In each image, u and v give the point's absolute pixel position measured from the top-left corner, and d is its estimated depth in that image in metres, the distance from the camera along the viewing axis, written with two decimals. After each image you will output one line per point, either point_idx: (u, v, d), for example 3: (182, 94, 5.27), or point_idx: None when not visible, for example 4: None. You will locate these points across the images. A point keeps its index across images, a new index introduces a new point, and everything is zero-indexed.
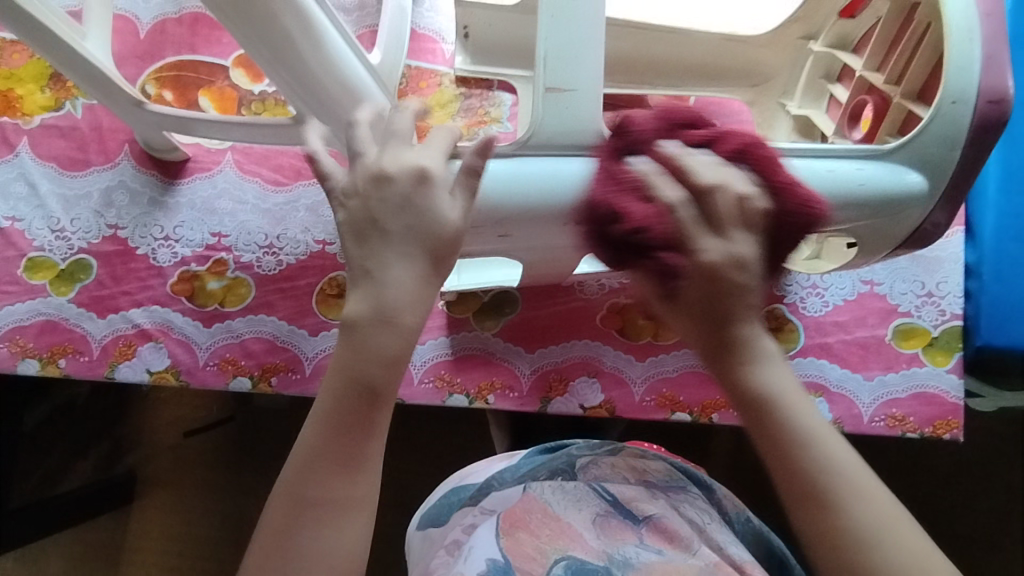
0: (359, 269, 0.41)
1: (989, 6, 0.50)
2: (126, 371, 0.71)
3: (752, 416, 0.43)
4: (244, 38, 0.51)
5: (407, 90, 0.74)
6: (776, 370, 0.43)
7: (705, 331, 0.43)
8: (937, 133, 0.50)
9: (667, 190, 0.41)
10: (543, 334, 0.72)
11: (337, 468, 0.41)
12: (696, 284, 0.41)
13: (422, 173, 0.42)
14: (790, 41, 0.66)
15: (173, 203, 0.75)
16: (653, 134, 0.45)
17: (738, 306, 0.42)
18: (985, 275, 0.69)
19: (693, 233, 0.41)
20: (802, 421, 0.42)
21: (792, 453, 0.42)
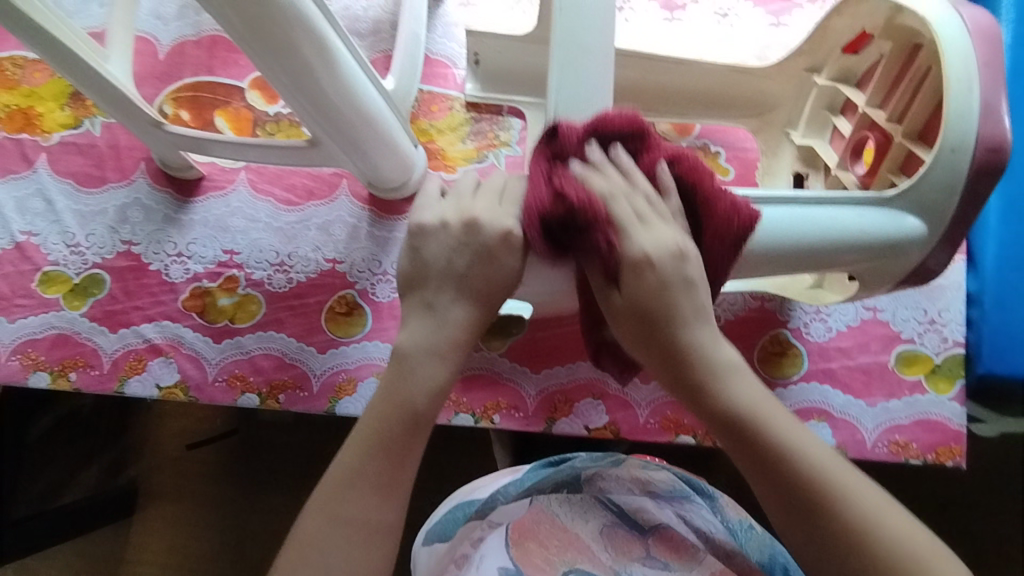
0: (421, 301, 0.47)
1: (988, 56, 0.50)
2: (136, 385, 0.72)
3: (729, 433, 0.44)
4: (264, 66, 0.52)
5: (419, 114, 0.76)
6: (742, 381, 0.45)
7: (663, 350, 0.45)
8: (936, 180, 0.50)
9: (597, 186, 0.44)
10: (549, 356, 0.73)
11: (372, 488, 0.44)
12: (635, 278, 0.44)
13: (503, 235, 0.45)
14: (794, 73, 0.67)
15: (187, 221, 0.76)
16: (581, 141, 0.46)
17: (683, 303, 0.44)
18: (986, 303, 0.69)
19: (621, 223, 0.44)
20: (779, 430, 0.43)
21: (772, 462, 0.43)
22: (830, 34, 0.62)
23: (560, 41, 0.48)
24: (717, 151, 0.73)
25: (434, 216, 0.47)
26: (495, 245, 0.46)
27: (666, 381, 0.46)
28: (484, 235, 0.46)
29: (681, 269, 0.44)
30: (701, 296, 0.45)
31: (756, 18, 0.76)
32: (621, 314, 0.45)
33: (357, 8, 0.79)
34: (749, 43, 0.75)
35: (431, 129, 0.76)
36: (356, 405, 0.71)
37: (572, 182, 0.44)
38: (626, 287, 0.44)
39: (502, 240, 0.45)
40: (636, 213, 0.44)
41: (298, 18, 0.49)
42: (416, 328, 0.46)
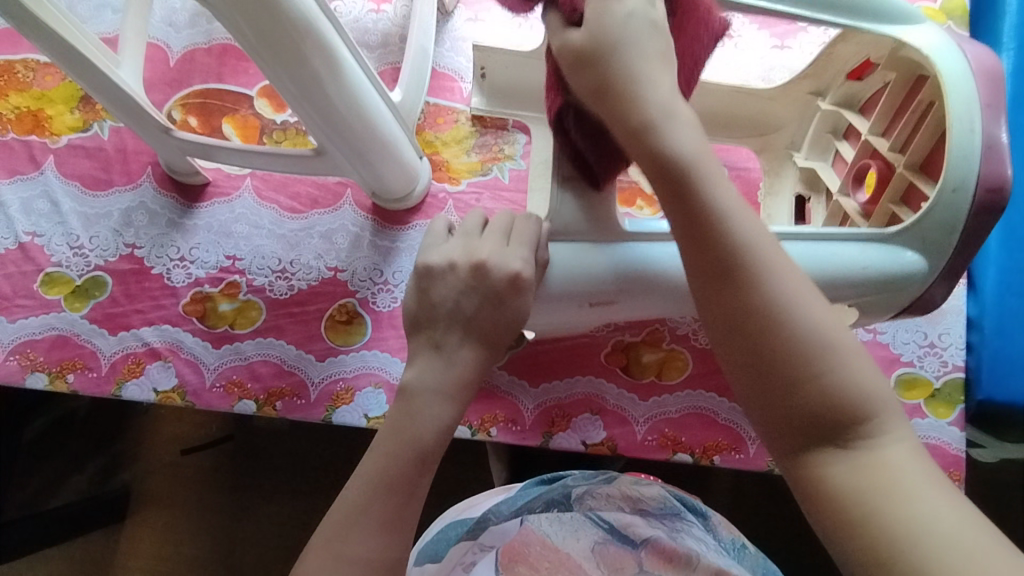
0: (429, 341, 0.49)
1: (990, 97, 0.51)
2: (133, 389, 0.72)
3: (665, 187, 0.42)
4: (275, 76, 0.52)
5: (425, 126, 0.77)
6: (694, 142, 0.43)
7: (614, 92, 0.44)
8: (938, 220, 0.51)
9: None
10: (548, 369, 0.72)
11: (380, 524, 0.43)
12: (597, 11, 0.44)
13: (511, 278, 0.49)
14: (798, 96, 0.68)
15: (191, 225, 0.77)
16: None
17: (641, 46, 0.44)
18: (986, 329, 0.70)
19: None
20: (718, 198, 0.41)
21: (707, 225, 0.41)
22: (835, 59, 0.63)
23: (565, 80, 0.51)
24: None
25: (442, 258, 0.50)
26: (502, 287, 0.49)
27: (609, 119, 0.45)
28: (493, 278, 0.48)
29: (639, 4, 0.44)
30: (661, 41, 0.45)
31: (760, 40, 0.77)
32: (574, 47, 0.44)
33: (367, 21, 0.80)
34: (753, 64, 0.76)
35: (436, 141, 0.77)
36: (353, 414, 0.71)
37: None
38: (586, 21, 0.44)
39: (510, 283, 0.48)
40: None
41: (310, 30, 0.49)
42: (422, 367, 0.48)
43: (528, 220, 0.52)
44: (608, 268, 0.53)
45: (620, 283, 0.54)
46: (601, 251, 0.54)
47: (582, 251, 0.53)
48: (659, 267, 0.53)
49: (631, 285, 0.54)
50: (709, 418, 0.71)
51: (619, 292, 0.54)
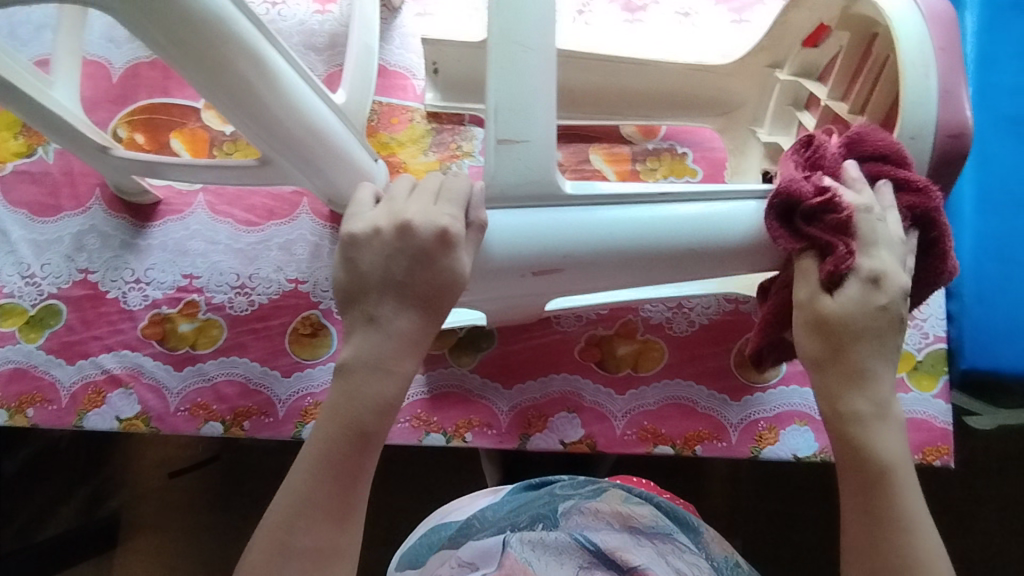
0: (363, 315, 0.44)
1: (943, 40, 0.47)
2: (95, 418, 0.70)
3: (857, 472, 0.44)
4: (200, 85, 0.50)
5: (379, 127, 0.74)
6: (895, 439, 0.44)
7: (839, 371, 0.45)
8: (900, 164, 0.46)
9: (862, 201, 0.44)
10: (521, 369, 0.70)
11: (321, 516, 0.42)
12: (863, 294, 0.43)
13: (439, 234, 0.43)
14: (754, 70, 0.66)
15: (145, 246, 0.74)
16: (849, 155, 0.47)
17: (886, 340, 0.44)
18: (965, 296, 0.67)
19: (869, 238, 0.44)
20: (904, 496, 0.43)
21: (885, 515, 0.43)
22: (790, 28, 0.61)
23: (497, 39, 0.45)
24: (685, 152, 0.73)
25: (368, 225, 0.45)
26: (431, 245, 0.43)
27: (822, 399, 0.46)
28: (420, 236, 0.43)
29: (904, 304, 0.44)
30: (897, 342, 0.45)
31: (718, 15, 0.74)
32: (821, 313, 0.44)
33: (312, 23, 0.77)
34: (713, 41, 0.74)
35: (392, 142, 0.74)
36: None
37: (836, 189, 0.44)
38: (852, 294, 0.43)
39: (438, 239, 0.43)
40: (887, 235, 0.44)
41: (225, 29, 0.48)
42: (360, 342, 0.44)
43: (462, 177, 0.46)
44: (558, 235, 0.47)
45: (571, 251, 0.47)
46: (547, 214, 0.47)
47: (532, 216, 0.46)
48: (595, 237, 0.47)
49: (581, 253, 0.47)
50: (688, 407, 0.69)
51: (567, 260, 0.47)
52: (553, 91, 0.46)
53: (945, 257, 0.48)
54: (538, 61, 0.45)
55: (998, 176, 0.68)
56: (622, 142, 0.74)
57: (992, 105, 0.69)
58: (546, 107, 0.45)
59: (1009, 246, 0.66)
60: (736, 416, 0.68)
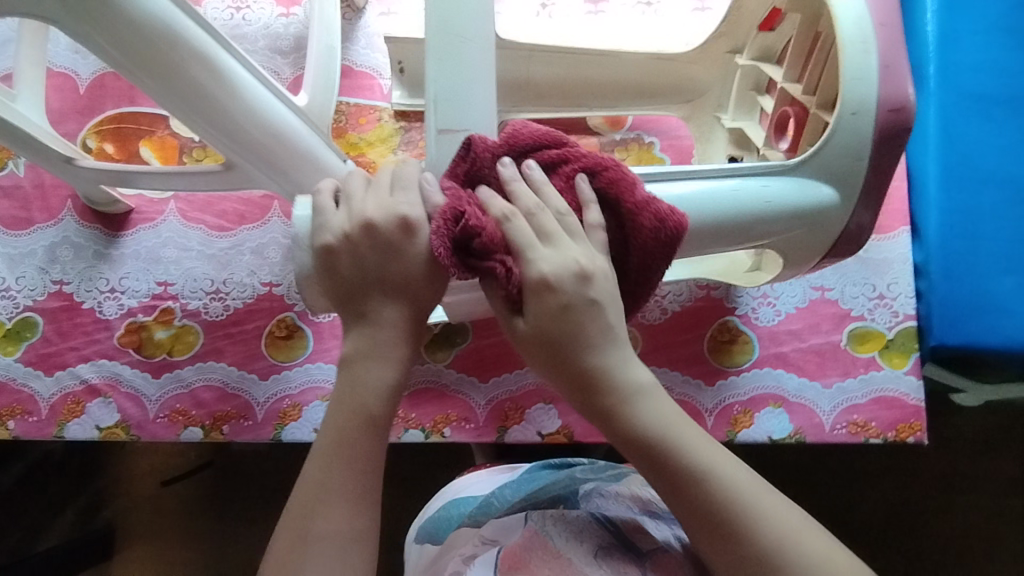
0: (354, 312, 0.42)
1: (883, 16, 0.48)
2: (76, 428, 0.70)
3: (641, 456, 0.41)
4: (157, 95, 0.52)
5: (347, 128, 0.74)
6: (654, 400, 0.41)
7: (567, 373, 0.40)
8: (840, 143, 0.48)
9: (500, 204, 0.40)
10: (496, 363, 0.71)
11: (349, 495, 0.41)
12: (537, 301, 0.39)
13: (401, 222, 0.41)
14: (717, 57, 0.66)
15: (118, 255, 0.74)
16: (494, 154, 0.43)
17: (594, 328, 0.40)
18: (932, 274, 0.68)
19: (529, 242, 0.39)
20: (691, 453, 0.40)
21: (684, 482, 0.40)
22: (746, 13, 0.62)
23: (435, 31, 0.45)
24: (651, 141, 0.74)
25: (336, 232, 0.42)
26: (399, 237, 0.41)
27: (580, 409, 0.42)
28: (384, 231, 0.41)
29: (587, 291, 0.40)
30: (609, 315, 0.40)
31: (680, 4, 0.75)
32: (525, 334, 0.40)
33: (277, 26, 0.78)
34: (675, 30, 0.74)
35: (360, 142, 0.74)
36: (302, 430, 0.69)
37: (479, 205, 0.40)
38: (530, 312, 0.39)
39: (401, 228, 0.41)
40: (542, 231, 0.40)
41: (174, 40, 0.49)
42: (358, 337, 0.42)
43: (412, 163, 0.43)
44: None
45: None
46: None
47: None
48: None
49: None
50: None
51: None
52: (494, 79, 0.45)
53: (631, 218, 0.42)
54: (479, 52, 0.45)
55: (960, 152, 0.69)
56: (589, 133, 0.74)
57: (953, 82, 0.70)
58: (488, 96, 0.45)
59: (974, 222, 0.67)
60: (711, 401, 0.68)
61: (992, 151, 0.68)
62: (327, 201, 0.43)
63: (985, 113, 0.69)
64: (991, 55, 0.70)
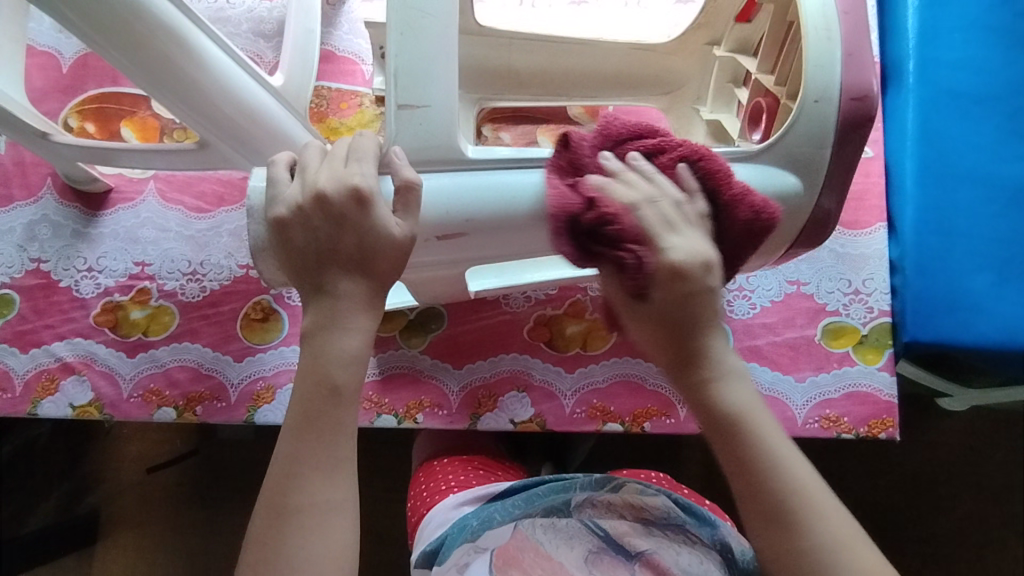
0: (311, 284, 0.42)
1: (847, 4, 0.48)
2: (50, 406, 0.70)
3: (719, 434, 0.44)
4: (123, 64, 0.51)
5: (328, 112, 0.74)
6: (740, 388, 0.44)
7: (670, 347, 0.44)
8: (804, 132, 0.47)
9: (622, 193, 0.42)
10: (470, 349, 0.71)
11: (322, 468, 0.41)
12: (667, 285, 0.42)
13: (353, 193, 0.40)
14: (695, 48, 0.67)
15: (96, 235, 0.74)
16: (593, 148, 0.45)
17: (707, 312, 0.43)
18: (907, 269, 0.68)
19: (658, 233, 0.42)
20: (768, 444, 0.43)
21: (756, 471, 0.43)
22: (722, 4, 0.62)
23: (396, 6, 0.44)
24: None
25: (290, 204, 0.41)
26: (350, 209, 0.40)
27: (670, 376, 0.45)
28: (336, 202, 0.40)
29: (708, 277, 0.42)
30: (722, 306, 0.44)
31: None
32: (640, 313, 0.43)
33: (260, 10, 0.78)
34: (658, 21, 0.74)
35: (341, 127, 0.74)
36: (275, 413, 0.69)
37: (602, 195, 0.42)
38: (657, 294, 0.42)
39: (353, 199, 0.40)
40: (665, 221, 0.42)
41: (139, 7, 0.48)
42: (316, 312, 0.42)
43: (369, 136, 0.43)
44: (462, 198, 0.46)
45: (476, 215, 0.46)
46: (477, 178, 0.47)
47: (449, 181, 0.46)
48: (538, 205, 0.47)
49: (487, 218, 0.46)
50: (637, 384, 0.69)
51: (470, 224, 0.46)
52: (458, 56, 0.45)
53: (733, 207, 0.44)
54: (440, 27, 0.44)
55: (937, 149, 0.69)
56: (568, 123, 0.74)
57: (931, 79, 0.70)
58: (449, 73, 0.45)
59: (949, 218, 0.67)
60: None
61: (968, 148, 0.68)
62: (281, 172, 0.42)
63: (963, 111, 0.69)
64: (971, 53, 0.70)
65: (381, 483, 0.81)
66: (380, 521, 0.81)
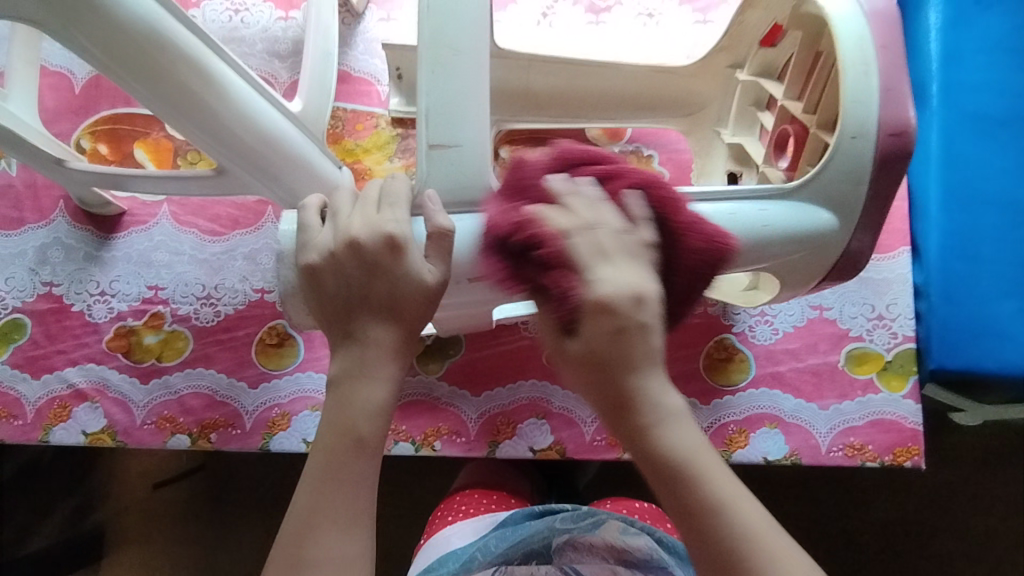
0: (339, 331, 0.41)
1: (885, 37, 0.47)
2: (62, 433, 0.69)
3: (666, 484, 0.37)
4: (146, 99, 0.50)
5: (343, 134, 0.74)
6: (681, 425, 0.38)
7: (605, 388, 0.36)
8: (840, 167, 0.47)
9: (560, 217, 0.37)
10: (489, 376, 0.70)
11: (338, 521, 0.40)
12: (592, 321, 0.35)
13: (386, 240, 0.39)
14: (718, 71, 0.66)
15: (109, 258, 0.73)
16: (544, 171, 0.40)
17: (640, 349, 0.36)
18: (933, 296, 0.67)
19: (589, 262, 0.36)
20: (714, 487, 0.37)
21: (707, 523, 0.37)
22: (747, 27, 0.61)
23: (426, 41, 0.44)
24: (650, 154, 0.73)
25: (322, 250, 0.41)
26: (382, 254, 0.40)
27: (606, 426, 0.38)
28: (369, 248, 0.39)
29: (647, 316, 0.36)
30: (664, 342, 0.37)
31: (682, 16, 0.74)
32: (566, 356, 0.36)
33: (275, 30, 0.77)
34: (677, 44, 0.73)
35: (357, 149, 0.73)
36: (291, 440, 0.68)
37: (539, 217, 0.37)
38: (582, 332, 0.36)
39: (387, 247, 0.39)
40: (599, 249, 0.36)
41: (153, 38, 0.47)
42: (343, 358, 0.41)
43: (401, 179, 0.43)
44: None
45: None
46: None
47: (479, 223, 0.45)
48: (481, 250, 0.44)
49: None
50: None
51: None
52: (489, 92, 0.44)
53: (683, 238, 0.39)
54: (471, 62, 0.44)
55: (962, 174, 0.68)
56: (587, 144, 0.74)
57: (955, 103, 0.69)
58: (480, 109, 0.44)
59: (975, 244, 0.66)
60: (706, 419, 0.67)
61: (993, 173, 0.68)
62: (313, 218, 0.42)
63: (988, 136, 0.68)
64: (995, 76, 0.69)
65: (393, 507, 0.80)
66: (394, 544, 0.80)
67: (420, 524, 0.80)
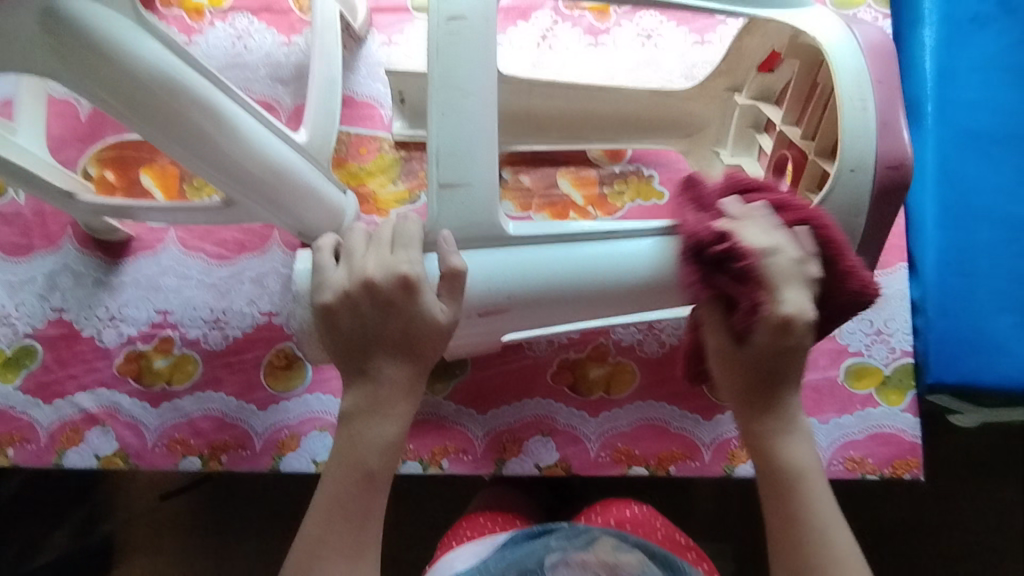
0: (355, 367, 0.44)
1: (881, 73, 0.49)
2: (74, 456, 0.70)
3: (775, 483, 0.47)
4: (157, 140, 0.50)
5: (347, 157, 0.74)
6: (804, 446, 0.47)
7: (751, 392, 0.47)
8: (841, 200, 0.48)
9: (753, 237, 0.44)
10: (494, 396, 0.71)
11: (345, 553, 0.41)
12: (773, 334, 0.44)
13: (401, 282, 0.42)
14: (716, 94, 0.67)
15: (118, 283, 0.74)
16: (717, 192, 0.48)
17: (793, 369, 0.46)
18: (930, 311, 0.68)
19: (780, 283, 0.43)
20: (812, 503, 0.47)
21: (801, 525, 0.46)
22: (745, 53, 0.63)
23: (436, 84, 0.45)
24: (651, 175, 0.72)
25: (337, 290, 0.43)
26: (397, 294, 0.42)
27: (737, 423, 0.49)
28: (385, 289, 0.42)
29: (810, 338, 0.45)
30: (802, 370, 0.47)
31: (679, 37, 0.75)
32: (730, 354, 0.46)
33: (278, 55, 0.78)
34: (674, 65, 0.74)
35: (361, 172, 0.74)
36: (300, 461, 0.70)
37: (735, 233, 0.44)
38: (758, 339, 0.44)
39: (401, 287, 0.42)
40: (787, 273, 0.44)
41: (163, 81, 0.47)
42: (356, 395, 0.43)
43: (413, 219, 0.45)
44: (503, 277, 0.48)
45: (516, 292, 0.48)
46: (513, 250, 0.48)
47: (489, 258, 0.47)
48: (518, 277, 0.48)
49: (524, 293, 0.48)
50: (661, 428, 0.69)
51: (511, 300, 0.48)
52: (496, 133, 0.46)
53: (847, 279, 0.46)
54: (478, 104, 0.45)
55: (959, 191, 0.69)
56: (589, 165, 0.73)
57: (951, 120, 0.70)
58: (488, 149, 0.45)
59: (970, 260, 0.68)
60: (709, 435, 0.69)
61: (988, 189, 0.69)
62: (327, 259, 0.44)
63: (984, 152, 0.69)
64: (990, 92, 0.70)
65: (397, 524, 0.81)
66: (401, 557, 0.81)
67: (425, 538, 0.81)
